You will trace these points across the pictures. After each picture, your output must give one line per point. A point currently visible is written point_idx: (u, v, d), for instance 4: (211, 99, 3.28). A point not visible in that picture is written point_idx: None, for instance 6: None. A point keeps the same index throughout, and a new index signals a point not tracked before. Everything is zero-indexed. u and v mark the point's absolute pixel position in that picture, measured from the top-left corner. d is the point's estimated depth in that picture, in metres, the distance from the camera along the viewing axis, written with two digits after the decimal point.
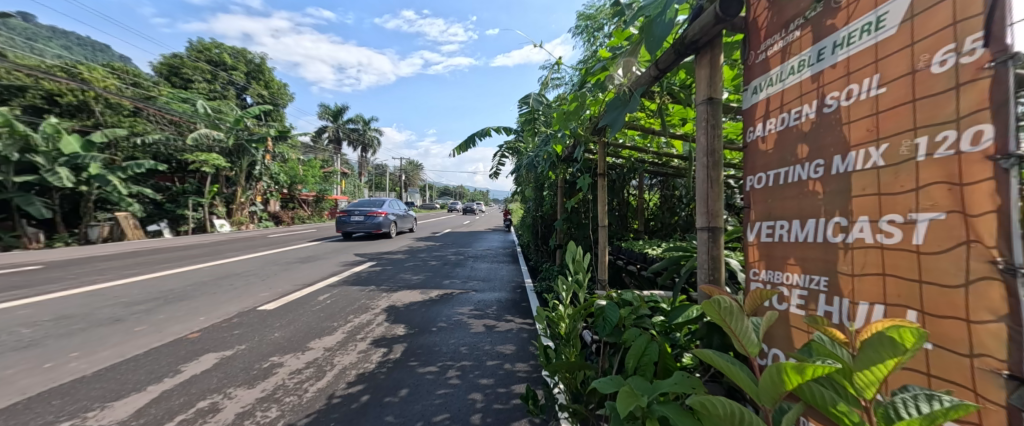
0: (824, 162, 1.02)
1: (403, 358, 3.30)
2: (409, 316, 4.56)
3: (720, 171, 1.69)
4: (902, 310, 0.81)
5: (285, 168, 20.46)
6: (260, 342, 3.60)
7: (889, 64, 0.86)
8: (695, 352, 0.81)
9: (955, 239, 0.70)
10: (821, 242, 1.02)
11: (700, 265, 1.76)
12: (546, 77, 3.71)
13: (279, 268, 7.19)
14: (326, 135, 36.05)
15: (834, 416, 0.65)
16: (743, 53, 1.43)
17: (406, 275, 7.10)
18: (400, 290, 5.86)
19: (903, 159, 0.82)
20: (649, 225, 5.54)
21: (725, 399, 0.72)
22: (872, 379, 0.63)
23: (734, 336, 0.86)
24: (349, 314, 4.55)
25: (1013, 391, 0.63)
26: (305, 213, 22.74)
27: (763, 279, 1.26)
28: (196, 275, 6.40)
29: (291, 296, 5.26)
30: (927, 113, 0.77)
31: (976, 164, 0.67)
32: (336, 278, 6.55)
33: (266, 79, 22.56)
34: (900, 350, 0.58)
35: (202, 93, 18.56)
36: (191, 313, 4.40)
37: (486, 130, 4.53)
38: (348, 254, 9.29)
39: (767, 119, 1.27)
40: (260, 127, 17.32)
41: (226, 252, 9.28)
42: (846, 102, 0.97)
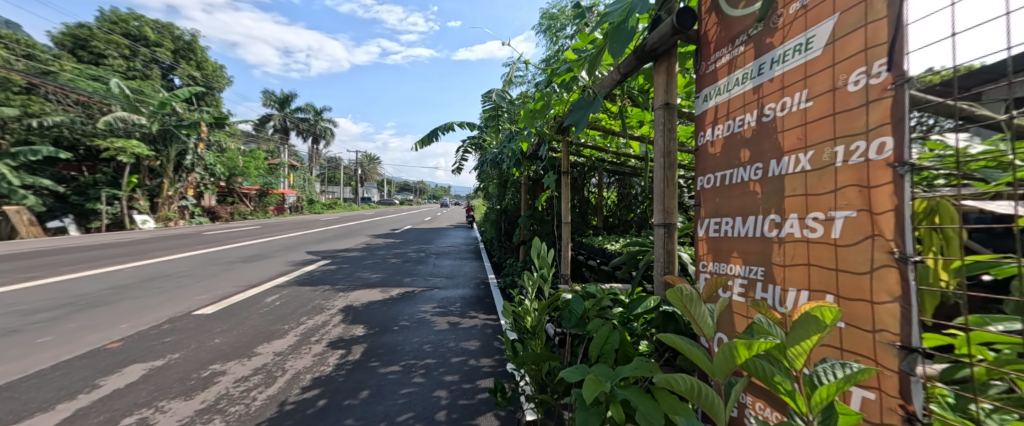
0: (763, 165, 1.15)
1: (363, 359, 3.26)
2: (368, 315, 4.48)
3: (675, 172, 1.82)
4: (822, 294, 0.93)
5: (223, 159, 19.15)
6: (196, 350, 3.42)
7: (816, 81, 0.98)
8: (660, 336, 0.89)
9: (864, 233, 0.83)
10: (759, 237, 1.15)
11: (657, 259, 1.88)
12: (509, 73, 3.72)
13: (220, 269, 6.79)
14: (271, 124, 34.05)
15: (771, 386, 0.77)
16: (696, 63, 1.54)
17: (363, 273, 6.93)
18: (358, 289, 5.74)
19: (825, 164, 0.94)
20: (608, 222, 5.75)
21: (687, 375, 0.80)
22: (802, 353, 0.73)
23: (692, 321, 0.96)
24: (302, 316, 4.40)
25: (903, 359, 0.74)
26: (247, 209, 21.31)
27: (711, 270, 1.39)
28: (117, 278, 5.91)
29: (233, 298, 5.01)
30: (845, 125, 0.89)
31: (881, 170, 0.79)
32: (285, 278, 6.28)
33: (198, 58, 20.88)
34: (823, 326, 0.69)
35: (117, 69, 16.86)
36: (111, 321, 4.09)
37: (450, 125, 4.52)
38: (298, 252, 8.92)
39: (715, 125, 1.39)
40: (193, 112, 16.09)
41: (152, 251, 8.58)
42: (781, 112, 1.09)
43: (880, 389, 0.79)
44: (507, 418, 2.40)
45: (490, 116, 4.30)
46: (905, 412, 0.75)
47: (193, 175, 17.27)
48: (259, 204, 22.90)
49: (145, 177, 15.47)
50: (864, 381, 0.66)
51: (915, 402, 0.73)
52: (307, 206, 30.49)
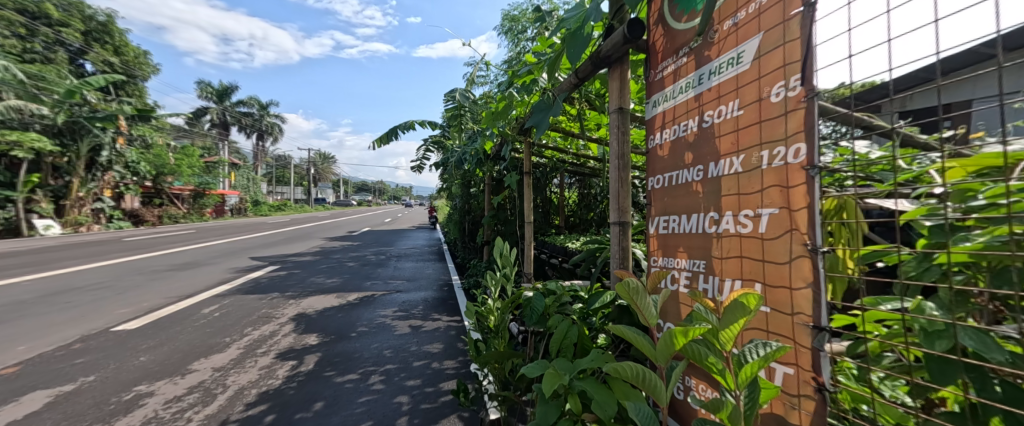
0: (703, 167, 1.26)
1: (317, 369, 3.16)
2: (322, 323, 4.33)
3: (628, 172, 1.92)
4: (752, 283, 1.04)
5: (150, 156, 17.52)
6: (116, 370, 3.15)
7: (745, 92, 1.09)
8: (611, 327, 0.96)
9: (783, 228, 0.93)
10: (701, 233, 1.25)
11: (613, 255, 1.98)
12: (472, 72, 3.73)
13: (149, 279, 6.27)
14: (210, 119, 31.70)
15: (706, 366, 0.85)
16: (646, 70, 1.65)
17: (317, 279, 6.66)
18: (311, 296, 5.52)
19: (753, 166, 1.05)
20: (570, 221, 5.90)
21: (633, 362, 0.87)
22: (731, 335, 0.82)
23: (638, 311, 1.03)
24: (246, 327, 4.18)
25: (814, 336, 0.85)
26: (180, 211, 19.67)
27: (661, 264, 1.49)
28: (17, 293, 5.29)
29: (160, 311, 4.65)
30: (769, 132, 1.00)
31: (797, 172, 0.90)
32: (226, 287, 5.91)
33: (117, 42, 18.81)
34: (747, 310, 0.78)
35: (10, 51, 14.88)
36: (7, 343, 3.68)
37: (411, 123, 4.46)
38: (241, 259, 8.41)
39: (663, 129, 1.50)
40: (111, 104, 14.57)
41: (61, 261, 7.73)
42: (718, 120, 1.20)
43: (797, 364, 0.89)
44: (470, 419, 2.43)
45: (452, 115, 4.30)
46: (815, 383, 0.85)
47: (110, 173, 15.77)
48: (195, 205, 21.15)
49: (48, 175, 13.79)
50: (780, 356, 0.76)
51: (823, 374, 0.84)
52: (252, 208, 28.59)
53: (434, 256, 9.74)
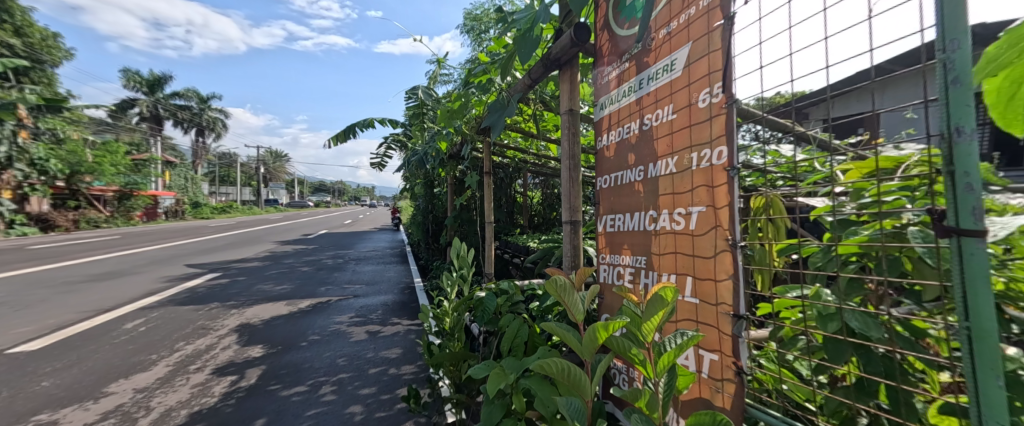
0: (644, 168, 1.32)
1: (261, 383, 2.99)
2: (268, 333, 4.11)
3: (578, 172, 1.98)
4: (685, 276, 1.11)
5: (66, 153, 15.74)
6: (13, 398, 2.82)
7: (678, 97, 1.15)
8: (542, 325, 0.98)
9: (710, 225, 1.01)
10: (642, 230, 1.32)
11: (565, 254, 2.03)
12: (435, 71, 3.70)
13: (64, 292, 5.67)
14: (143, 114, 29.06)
15: (629, 358, 0.89)
16: (593, 74, 1.71)
17: (265, 286, 6.30)
18: (256, 304, 5.22)
19: (685, 168, 1.12)
20: (534, 221, 5.95)
21: (560, 358, 0.90)
22: (653, 327, 0.87)
23: (566, 308, 1.07)
24: (177, 342, 3.88)
25: (734, 324, 0.92)
26: (103, 215, 17.78)
27: (608, 261, 1.54)
28: None
29: (72, 328, 4.21)
30: (697, 136, 1.07)
31: (720, 172, 0.97)
32: (157, 298, 5.46)
33: (23, 25, 16.76)
34: (664, 303, 0.83)
35: None
36: None
37: (370, 121, 4.34)
38: (177, 266, 7.80)
39: (610, 131, 1.56)
40: (13, 94, 12.88)
41: None
42: (656, 123, 1.27)
43: (720, 350, 0.96)
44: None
45: (414, 114, 4.20)
46: (736, 367, 0.92)
47: (16, 173, 14.05)
48: (120, 208, 19.19)
49: None
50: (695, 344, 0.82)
51: (742, 359, 0.91)
52: (191, 211, 26.47)
53: (397, 259, 9.50)
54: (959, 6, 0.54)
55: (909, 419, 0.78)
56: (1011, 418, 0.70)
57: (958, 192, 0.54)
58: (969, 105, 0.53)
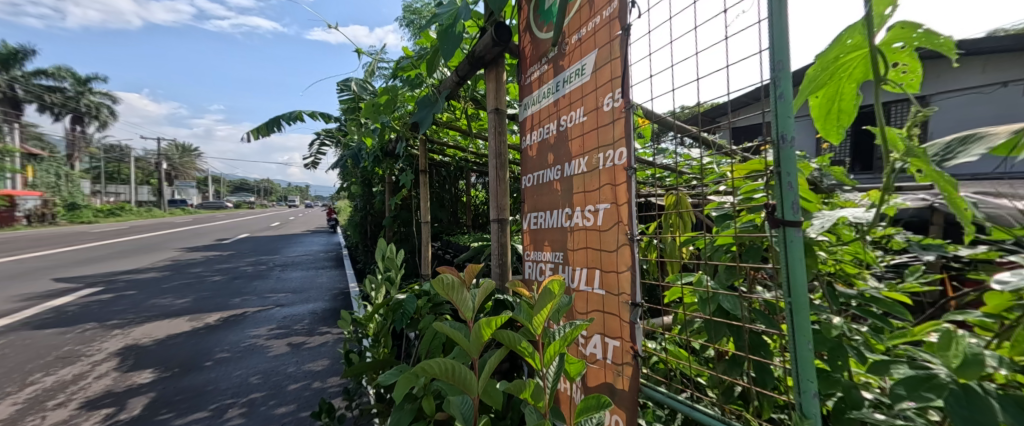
0: (561, 167, 1.38)
1: (149, 412, 2.66)
2: (161, 355, 3.65)
3: (506, 171, 2.00)
4: (594, 270, 1.18)
5: None
6: None
7: (587, 100, 1.22)
8: (435, 325, 0.95)
9: (614, 221, 1.08)
10: (560, 227, 1.38)
11: (494, 252, 2.03)
12: (372, 63, 3.53)
13: None
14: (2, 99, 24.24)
15: (520, 351, 0.90)
16: (517, 74, 1.74)
17: (161, 300, 5.57)
18: (151, 322, 4.62)
19: (593, 167, 1.19)
20: (478, 221, 5.89)
21: (444, 357, 0.90)
22: (544, 318, 0.90)
23: (456, 306, 1.05)
24: (35, 373, 3.30)
25: (631, 312, 1.00)
26: None
27: (532, 259, 1.59)
28: None
29: None
30: (603, 137, 1.14)
31: (621, 172, 1.04)
32: (14, 321, 4.61)
33: None
34: (553, 295, 0.88)
35: None
36: None
37: (297, 114, 4.01)
38: (45, 281, 6.65)
39: (532, 131, 1.61)
40: None
41: None
42: (570, 124, 1.33)
43: (621, 337, 1.05)
44: None
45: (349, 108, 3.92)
46: (632, 351, 1.00)
47: None
48: None
49: None
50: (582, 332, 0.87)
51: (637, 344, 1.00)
52: (72, 214, 22.61)
53: (331, 263, 8.94)
54: (785, 52, 0.73)
55: (766, 385, 0.96)
56: (838, 369, 0.99)
57: (784, 186, 0.73)
58: (792, 122, 0.71)
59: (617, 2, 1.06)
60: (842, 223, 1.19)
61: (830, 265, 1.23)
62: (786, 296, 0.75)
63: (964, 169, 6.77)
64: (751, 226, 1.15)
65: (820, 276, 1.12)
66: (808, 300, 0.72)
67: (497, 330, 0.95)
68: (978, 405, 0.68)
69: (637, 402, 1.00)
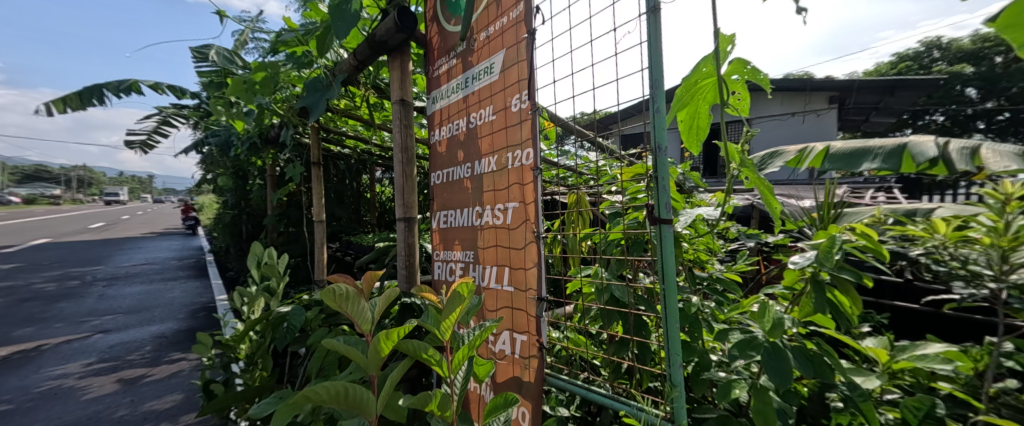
0: (470, 165, 1.38)
1: None
2: None
3: (413, 167, 1.94)
4: (504, 268, 1.21)
5: None
6: None
7: (496, 99, 1.25)
8: (322, 343, 0.84)
9: (522, 219, 1.12)
10: (470, 225, 1.38)
11: (399, 253, 1.93)
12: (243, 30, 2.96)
13: None
14: None
15: (424, 360, 0.87)
16: (424, 64, 1.70)
17: None
18: None
19: (502, 166, 1.21)
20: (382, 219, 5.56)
21: (331, 382, 0.76)
22: (451, 324, 0.88)
23: (351, 317, 0.95)
24: None
25: (538, 307, 1.06)
26: None
27: (441, 258, 1.57)
28: None
29: None
30: (511, 137, 1.18)
31: (528, 171, 1.09)
32: None
33: None
34: (462, 298, 0.87)
35: None
36: None
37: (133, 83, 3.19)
38: None
39: (441, 126, 1.58)
40: None
41: None
42: (479, 122, 1.35)
43: (528, 331, 1.10)
44: None
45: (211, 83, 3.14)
46: (539, 343, 1.06)
47: None
48: None
49: None
50: (489, 334, 0.87)
51: (541, 337, 1.06)
52: None
53: (189, 273, 7.63)
54: (660, 76, 0.85)
55: (646, 361, 1.14)
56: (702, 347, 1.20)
57: (659, 189, 0.83)
58: (665, 132, 0.83)
59: (524, 6, 1.10)
60: (699, 219, 1.44)
61: (690, 253, 1.48)
62: (660, 284, 0.87)
63: (772, 177, 8.60)
64: (635, 222, 1.35)
65: (684, 263, 1.37)
66: (677, 284, 0.84)
67: (398, 341, 0.88)
68: (778, 355, 0.97)
69: (541, 391, 1.06)
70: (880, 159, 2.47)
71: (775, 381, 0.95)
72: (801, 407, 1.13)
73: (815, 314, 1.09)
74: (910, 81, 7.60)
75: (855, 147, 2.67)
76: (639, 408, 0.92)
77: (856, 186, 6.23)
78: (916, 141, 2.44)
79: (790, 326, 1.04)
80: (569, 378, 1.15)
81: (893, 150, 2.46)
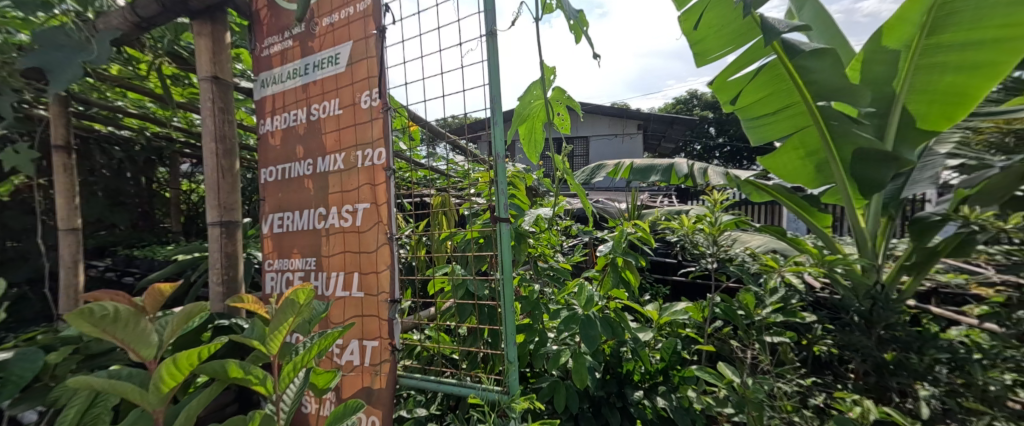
0: (313, 162, 1.28)
1: None
2: None
3: (233, 160, 1.40)
4: (352, 274, 1.17)
5: None
6: None
7: (344, 93, 1.19)
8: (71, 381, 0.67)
9: (372, 221, 1.11)
10: (312, 229, 1.29)
11: (211, 266, 1.39)
12: None
13: None
14: None
15: (242, 379, 0.80)
16: (250, 41, 1.46)
17: None
18: None
19: (352, 165, 1.17)
20: None
21: None
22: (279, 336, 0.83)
23: (127, 341, 0.79)
24: None
25: (391, 311, 1.08)
26: None
27: (277, 268, 1.39)
28: None
29: None
30: (361, 134, 1.15)
31: (379, 171, 1.09)
32: None
33: None
34: (296, 305, 0.83)
35: None
36: None
37: None
38: None
39: (274, 116, 1.40)
40: None
41: None
42: (323, 115, 1.26)
43: (379, 336, 1.10)
44: None
45: None
46: (391, 347, 1.08)
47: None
48: None
49: None
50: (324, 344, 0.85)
51: (394, 338, 1.07)
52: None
53: None
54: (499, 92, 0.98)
55: (495, 346, 1.29)
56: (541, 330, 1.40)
57: (499, 192, 0.97)
58: (501, 143, 0.97)
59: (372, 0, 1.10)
60: (542, 219, 1.69)
61: (534, 247, 1.66)
62: (498, 274, 1.00)
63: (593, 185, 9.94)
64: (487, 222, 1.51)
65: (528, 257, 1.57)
66: (512, 272, 0.98)
67: (202, 363, 0.78)
68: (587, 323, 1.25)
69: (392, 398, 1.08)
70: (661, 175, 3.18)
71: (586, 346, 1.21)
72: (607, 361, 1.51)
73: (613, 289, 1.48)
74: (677, 119, 9.82)
75: (647, 163, 3.35)
76: (483, 387, 1.05)
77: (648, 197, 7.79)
78: (680, 159, 3.20)
79: (597, 301, 1.35)
80: (422, 376, 1.20)
81: (668, 167, 3.20)
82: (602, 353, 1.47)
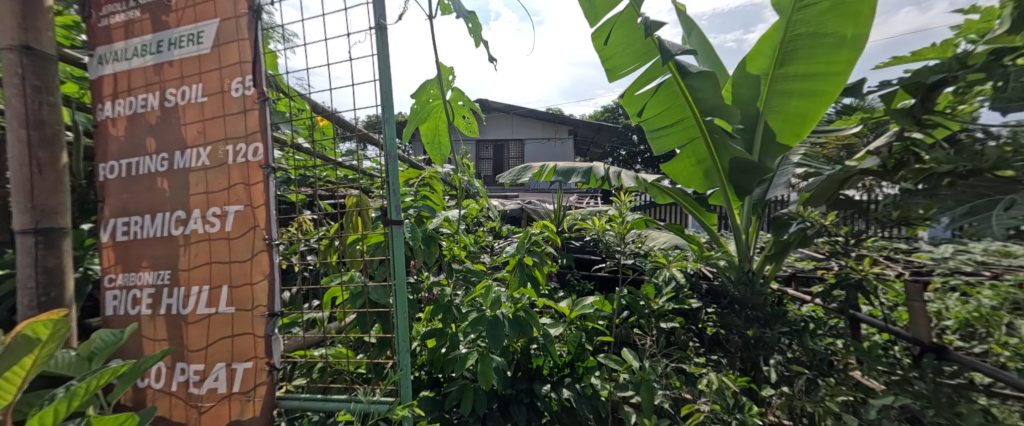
0: (168, 156, 1.09)
1: None
2: None
3: (58, 151, 1.02)
4: (218, 289, 1.04)
5: None
6: None
7: (209, 78, 1.05)
8: None
9: (247, 227, 1.02)
10: (165, 237, 1.08)
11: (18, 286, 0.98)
12: None
13: None
14: None
15: None
16: (81, 8, 1.19)
17: None
18: None
19: (220, 161, 1.04)
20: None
21: None
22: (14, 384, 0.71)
23: None
24: None
25: (268, 325, 1.01)
26: None
27: (120, 285, 1.11)
28: None
29: None
30: (234, 126, 1.03)
31: (255, 170, 1.01)
32: None
33: None
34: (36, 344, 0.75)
35: None
36: None
37: None
38: None
39: (115, 100, 1.15)
40: None
41: None
42: (181, 102, 1.08)
43: (252, 354, 1.02)
44: None
45: None
46: (269, 366, 1.01)
47: None
48: None
49: None
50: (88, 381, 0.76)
51: (273, 356, 1.02)
52: None
53: None
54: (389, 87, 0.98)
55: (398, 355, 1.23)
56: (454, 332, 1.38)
57: (390, 194, 0.98)
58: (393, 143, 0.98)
59: None
60: (454, 221, 1.67)
61: (449, 250, 1.65)
62: (391, 279, 1.01)
63: (523, 187, 10.10)
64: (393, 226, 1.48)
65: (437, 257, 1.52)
66: (405, 277, 1.01)
67: None
68: (494, 323, 1.28)
69: (269, 419, 1.02)
70: (581, 177, 3.34)
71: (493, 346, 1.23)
72: (517, 358, 1.55)
73: (521, 287, 1.54)
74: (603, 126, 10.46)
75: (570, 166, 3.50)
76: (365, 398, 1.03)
77: (578, 198, 8.21)
78: (598, 163, 3.40)
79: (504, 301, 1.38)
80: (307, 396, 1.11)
81: (588, 169, 3.38)
82: (512, 352, 1.50)
